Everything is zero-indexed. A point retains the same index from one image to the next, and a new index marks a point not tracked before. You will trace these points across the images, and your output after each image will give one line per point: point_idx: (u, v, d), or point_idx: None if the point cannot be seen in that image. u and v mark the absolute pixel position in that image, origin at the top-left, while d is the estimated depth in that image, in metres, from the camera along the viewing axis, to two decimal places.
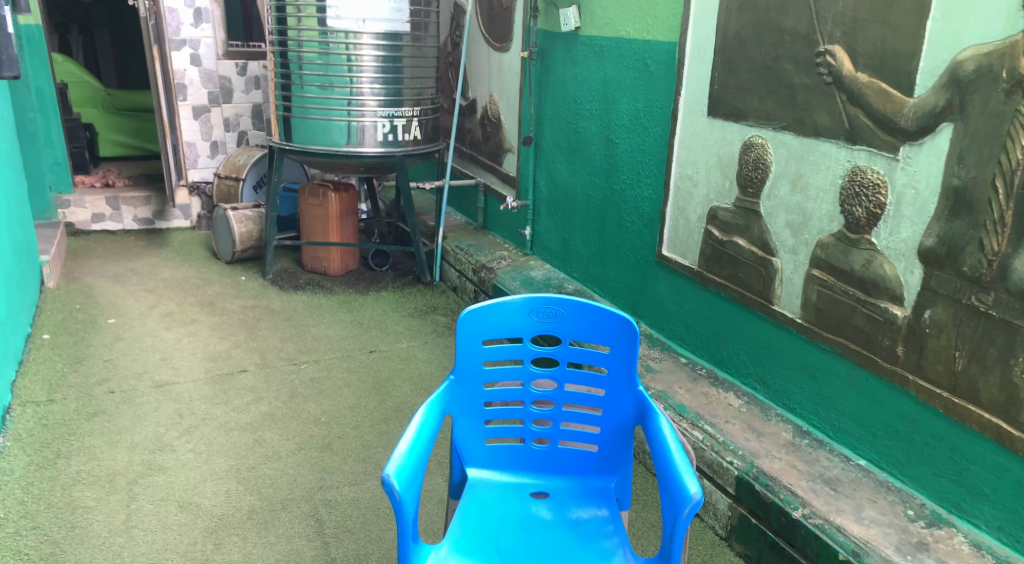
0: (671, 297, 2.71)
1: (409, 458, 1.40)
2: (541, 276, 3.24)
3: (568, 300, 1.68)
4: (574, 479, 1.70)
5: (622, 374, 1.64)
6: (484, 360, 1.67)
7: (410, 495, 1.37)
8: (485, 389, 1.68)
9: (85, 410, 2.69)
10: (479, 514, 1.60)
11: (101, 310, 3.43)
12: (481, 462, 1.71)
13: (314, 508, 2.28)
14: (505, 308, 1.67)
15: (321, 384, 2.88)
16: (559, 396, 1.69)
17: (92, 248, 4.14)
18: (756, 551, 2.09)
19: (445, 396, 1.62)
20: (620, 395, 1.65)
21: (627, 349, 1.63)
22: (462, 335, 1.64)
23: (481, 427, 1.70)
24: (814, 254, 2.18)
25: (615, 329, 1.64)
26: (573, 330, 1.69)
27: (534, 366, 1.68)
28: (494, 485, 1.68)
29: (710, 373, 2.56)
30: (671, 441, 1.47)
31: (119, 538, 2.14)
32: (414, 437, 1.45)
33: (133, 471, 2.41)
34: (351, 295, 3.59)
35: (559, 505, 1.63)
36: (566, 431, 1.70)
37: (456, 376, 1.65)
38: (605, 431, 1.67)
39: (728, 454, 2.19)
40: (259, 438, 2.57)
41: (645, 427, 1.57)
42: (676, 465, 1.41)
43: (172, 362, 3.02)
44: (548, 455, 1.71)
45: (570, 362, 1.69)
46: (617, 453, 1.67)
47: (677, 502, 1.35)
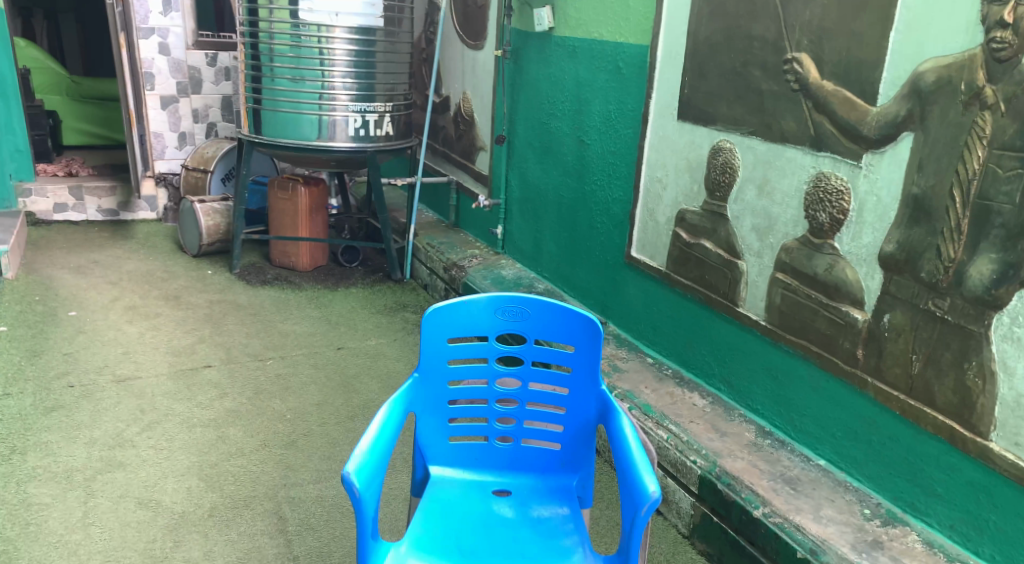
0: (639, 298, 2.73)
1: (370, 458, 1.39)
2: (511, 275, 3.24)
3: (534, 299, 1.68)
4: (537, 477, 1.71)
5: (586, 373, 1.65)
6: (449, 358, 1.67)
7: (371, 493, 1.36)
8: (448, 387, 1.68)
9: (43, 405, 2.64)
10: (441, 511, 1.59)
11: (62, 303, 3.37)
12: (444, 459, 1.71)
13: (277, 505, 2.26)
14: (470, 307, 1.67)
15: (287, 380, 2.86)
16: (523, 395, 1.69)
17: (54, 239, 4.07)
18: (718, 549, 2.12)
19: (409, 394, 1.61)
20: (584, 394, 1.66)
21: (591, 349, 1.63)
22: (427, 333, 1.64)
23: (444, 425, 1.70)
24: (779, 257, 2.20)
25: (580, 329, 1.65)
26: (538, 329, 1.69)
27: (498, 365, 1.68)
28: (456, 482, 1.68)
29: (676, 374, 2.58)
30: (633, 440, 1.48)
31: (74, 535, 2.11)
32: (376, 436, 1.44)
33: (91, 467, 2.37)
34: (320, 291, 3.56)
35: (520, 503, 1.64)
36: (530, 430, 1.70)
37: (420, 374, 1.64)
38: (568, 430, 1.68)
39: (692, 453, 2.22)
40: (223, 435, 2.55)
41: (607, 425, 1.58)
42: (636, 463, 1.42)
43: (134, 357, 2.98)
44: (511, 454, 1.71)
45: (535, 361, 1.69)
46: (580, 452, 1.68)
47: (636, 500, 1.36)
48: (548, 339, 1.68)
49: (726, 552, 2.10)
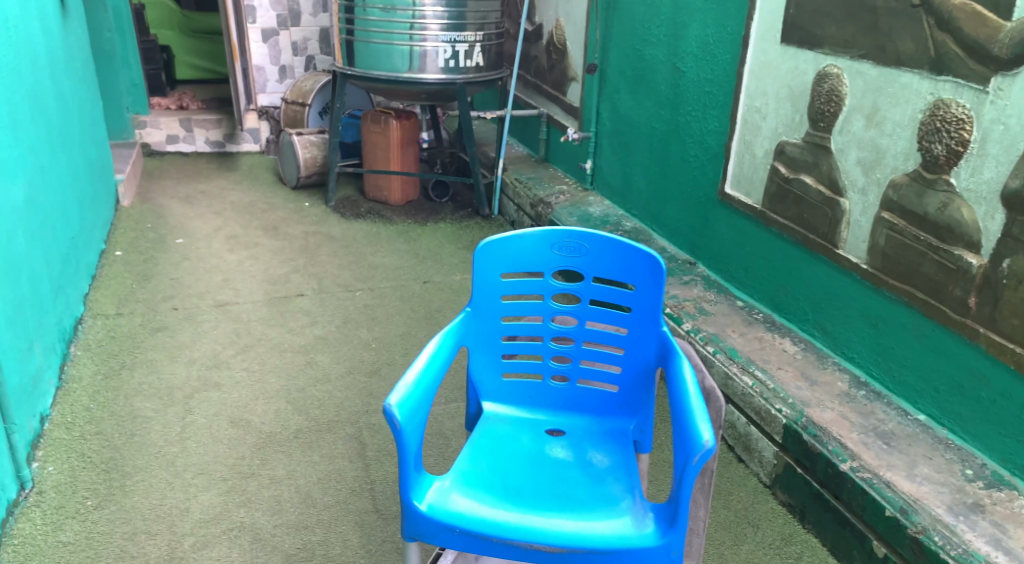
0: (731, 237, 2.61)
1: (415, 390, 1.37)
2: (599, 213, 3.16)
3: (592, 235, 1.61)
4: (594, 419, 1.66)
5: (646, 314, 1.57)
6: (502, 293, 1.63)
7: (413, 426, 1.35)
8: (502, 323, 1.64)
9: (150, 325, 2.77)
10: (490, 446, 1.57)
11: (171, 230, 3.52)
12: (497, 396, 1.68)
13: (358, 431, 2.31)
14: (524, 242, 1.62)
15: (374, 311, 2.90)
16: (580, 334, 1.64)
17: (166, 170, 4.24)
18: (801, 502, 2.06)
19: (460, 328, 1.59)
20: (644, 336, 1.59)
21: (652, 290, 1.56)
22: (479, 268, 1.60)
23: (498, 361, 1.66)
24: (885, 195, 2.04)
25: (641, 268, 1.57)
26: (597, 266, 1.62)
27: (553, 302, 1.63)
28: (509, 419, 1.65)
29: (766, 318, 2.47)
30: (691, 386, 1.40)
31: (173, 448, 2.22)
32: (422, 369, 1.42)
33: (190, 386, 2.48)
34: (410, 225, 3.58)
35: (573, 443, 1.60)
36: (586, 370, 1.65)
37: (472, 308, 1.61)
38: (626, 372, 1.62)
39: (777, 401, 2.13)
40: (311, 360, 2.62)
41: (667, 367, 1.51)
42: (692, 411, 1.34)
43: (233, 283, 3.08)
44: (566, 393, 1.67)
45: (593, 300, 1.63)
46: (638, 395, 1.62)
47: (687, 448, 1.29)
48: (608, 277, 1.61)
49: (809, 504, 2.03)
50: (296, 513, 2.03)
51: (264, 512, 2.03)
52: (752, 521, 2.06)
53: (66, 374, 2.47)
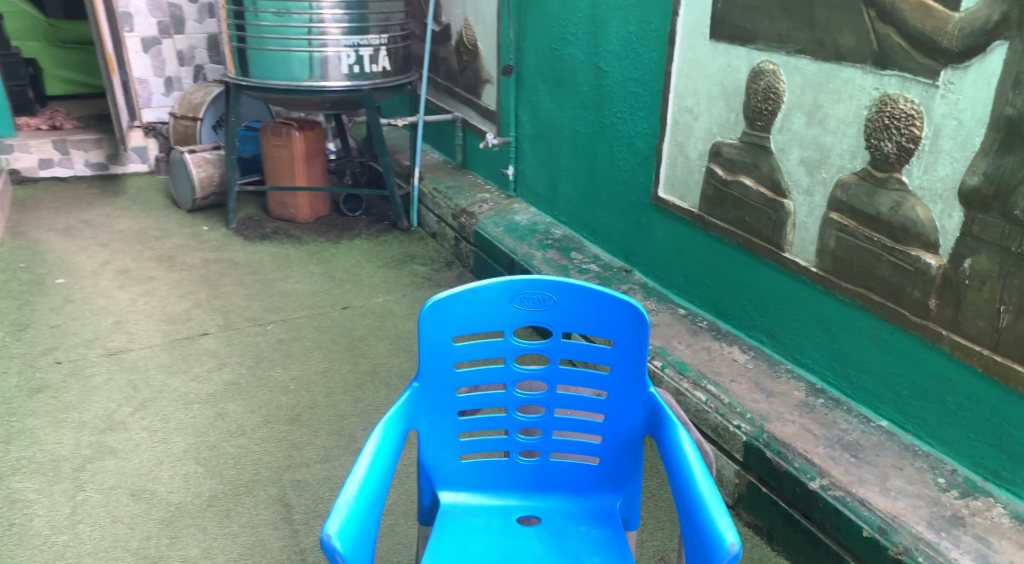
0: (668, 243, 2.46)
1: (356, 508, 1.14)
2: (525, 222, 2.99)
3: (558, 284, 1.42)
4: (571, 497, 1.48)
5: (628, 373, 1.40)
6: (455, 361, 1.42)
7: (361, 554, 1.12)
8: (459, 396, 1.44)
9: (28, 385, 2.47)
10: (457, 550, 1.36)
11: (50, 269, 3.16)
12: (455, 482, 1.47)
13: (281, 491, 2.08)
14: (479, 295, 1.41)
15: (289, 346, 2.64)
16: (550, 401, 1.45)
17: (41, 198, 3.84)
18: (767, 522, 1.91)
19: (408, 410, 1.37)
20: (626, 399, 1.41)
21: (635, 346, 1.38)
22: (426, 333, 1.38)
23: (455, 441, 1.46)
24: (832, 195, 1.92)
25: (620, 319, 1.39)
26: (565, 320, 1.44)
27: (517, 366, 1.44)
28: (473, 509, 1.45)
29: (711, 326, 2.32)
30: (699, 468, 1.20)
31: (62, 536, 1.97)
32: (364, 477, 1.19)
33: (79, 456, 2.21)
34: (322, 245, 3.32)
35: (552, 533, 1.41)
36: (559, 442, 1.47)
37: (420, 383, 1.40)
38: (608, 442, 1.44)
39: (735, 417, 1.96)
40: (221, 412, 2.35)
41: (658, 437, 1.34)
42: (707, 504, 1.14)
43: (125, 327, 2.78)
44: (538, 471, 1.48)
45: (563, 359, 1.44)
46: (623, 467, 1.44)
47: (709, 554, 1.09)
48: (581, 332, 1.43)
49: (777, 525, 1.88)
50: None
51: None
52: None
53: None
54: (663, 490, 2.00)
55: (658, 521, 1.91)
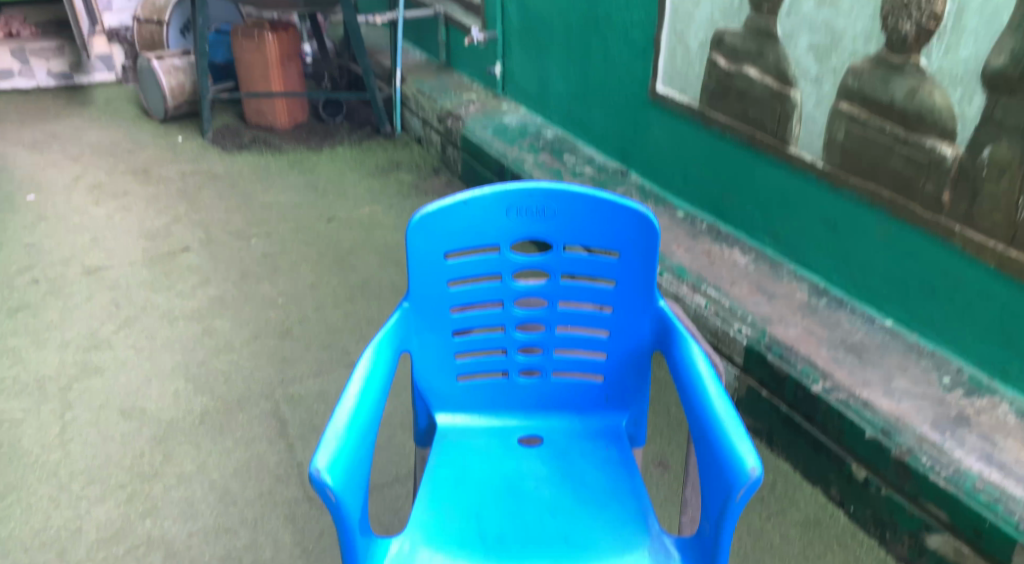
0: (666, 142, 2.36)
1: (349, 439, 1.03)
2: (515, 123, 2.87)
3: (558, 191, 1.27)
4: (574, 417, 1.38)
5: (635, 287, 1.28)
6: (447, 278, 1.29)
7: (353, 488, 1.00)
8: (453, 315, 1.32)
9: (6, 305, 2.40)
10: (455, 474, 1.27)
11: (20, 185, 3.03)
12: (452, 404, 1.37)
13: (275, 406, 2.03)
14: (471, 206, 1.27)
15: (274, 260, 2.54)
16: (551, 317, 1.34)
17: (4, 111, 3.66)
18: (768, 426, 1.89)
19: (399, 332, 1.26)
20: (633, 313, 1.30)
21: (643, 257, 1.26)
22: (414, 248, 1.25)
23: (450, 362, 1.35)
24: (842, 83, 1.81)
25: (627, 228, 1.26)
26: (566, 231, 1.29)
27: (514, 281, 1.31)
28: (472, 431, 1.36)
29: (711, 228, 2.25)
30: (713, 387, 1.12)
31: (53, 455, 1.93)
32: (355, 407, 1.07)
33: (65, 374, 2.15)
34: (302, 153, 3.18)
35: (555, 454, 1.32)
36: (561, 360, 1.36)
37: (410, 303, 1.27)
38: (612, 359, 1.34)
39: (735, 321, 1.91)
40: (209, 327, 2.28)
41: (670, 354, 1.24)
42: (724, 425, 1.06)
43: (103, 243, 2.67)
44: (539, 390, 1.37)
45: (564, 273, 1.32)
46: (630, 385, 1.34)
47: (728, 479, 1.00)
48: (584, 244, 1.29)
49: (778, 429, 1.86)
50: (214, 516, 1.77)
51: (175, 520, 1.77)
52: None
53: None
54: (662, 396, 1.97)
55: (658, 427, 1.88)
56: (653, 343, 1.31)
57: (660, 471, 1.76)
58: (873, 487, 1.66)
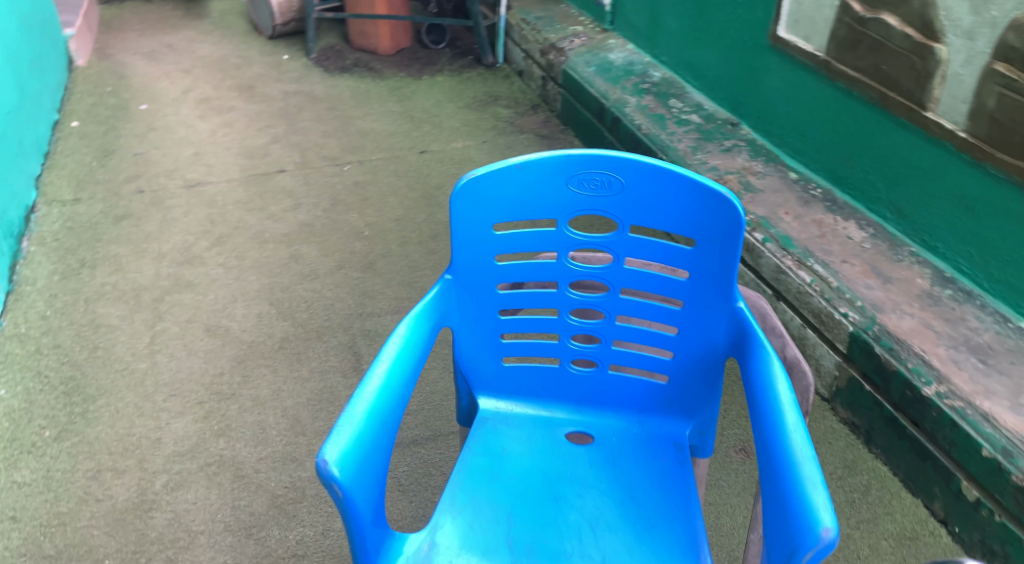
0: (784, 94, 2.17)
1: (364, 429, 0.99)
2: (622, 62, 2.72)
3: (627, 163, 1.17)
4: (630, 417, 1.30)
5: (708, 280, 1.18)
6: (495, 252, 1.23)
7: (364, 483, 0.97)
8: (499, 292, 1.26)
9: (112, 213, 2.48)
10: (491, 466, 1.22)
11: (134, 94, 3.11)
12: (494, 388, 1.32)
13: (351, 339, 2.04)
14: (527, 174, 1.19)
15: (364, 189, 2.53)
16: (611, 305, 1.25)
17: (125, 19, 3.75)
18: (867, 423, 1.76)
19: (438, 307, 1.22)
20: (706, 310, 1.20)
21: (723, 249, 1.16)
22: (457, 216, 1.20)
23: (495, 343, 1.29)
24: (1001, 39, 1.60)
25: (708, 213, 1.16)
26: (633, 210, 1.20)
27: (572, 263, 1.24)
28: (515, 420, 1.30)
29: (826, 195, 2.07)
30: (793, 417, 1.02)
31: (142, 364, 2.00)
32: (375, 393, 1.04)
33: (159, 287, 2.22)
34: (402, 80, 3.13)
35: (605, 457, 1.25)
36: (619, 354, 1.27)
37: (452, 276, 1.23)
38: (678, 359, 1.24)
39: (842, 304, 1.77)
40: (296, 254, 2.30)
41: (746, 366, 1.14)
42: (799, 467, 0.96)
43: (205, 159, 2.72)
44: (592, 382, 1.29)
45: (630, 258, 1.23)
46: (694, 388, 1.25)
47: (797, 535, 0.91)
48: (654, 228, 1.20)
49: (878, 427, 1.73)
50: (283, 443, 1.81)
51: (247, 443, 1.81)
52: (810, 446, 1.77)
53: (18, 275, 2.25)
54: None
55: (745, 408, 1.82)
56: (727, 348, 1.20)
57: (740, 458, 1.71)
58: (985, 510, 1.52)
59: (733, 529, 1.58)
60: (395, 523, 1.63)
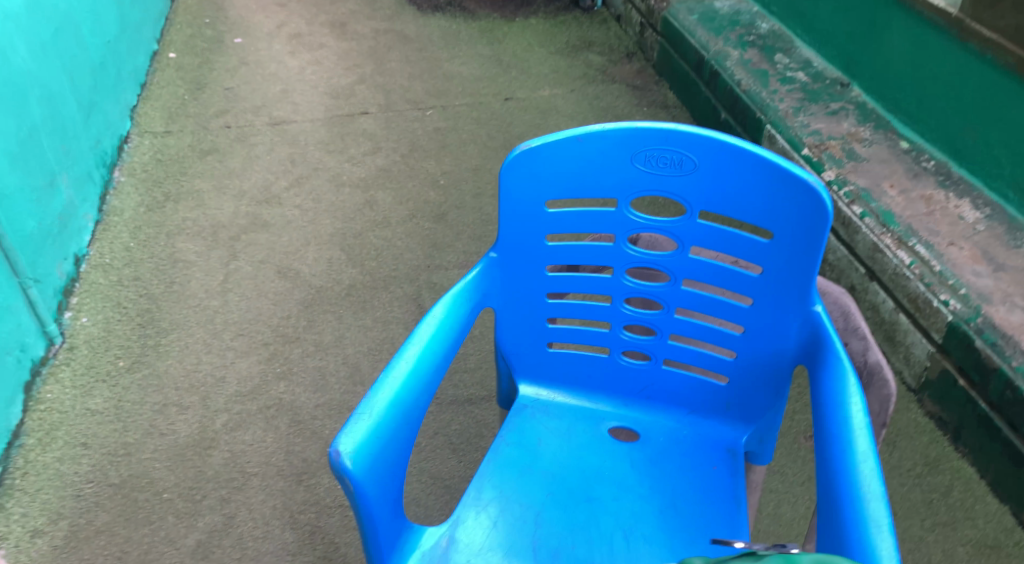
0: (904, 55, 1.96)
1: (385, 419, 0.96)
2: (727, 11, 2.53)
3: (701, 141, 1.06)
4: (680, 415, 1.23)
5: (783, 278, 1.08)
6: (546, 232, 1.16)
7: (378, 475, 0.94)
8: (548, 275, 1.19)
9: (199, 147, 2.51)
10: (525, 457, 1.18)
11: (231, 27, 3.12)
12: (536, 375, 1.27)
13: (417, 292, 2.01)
14: (587, 149, 1.10)
15: (445, 137, 2.48)
16: (671, 297, 1.16)
17: None
18: (956, 420, 1.60)
19: (479, 286, 1.17)
20: (777, 310, 1.11)
21: (804, 243, 1.05)
22: (507, 192, 1.13)
23: (541, 328, 1.23)
24: None
25: (793, 204, 1.04)
26: (702, 195, 1.09)
27: (629, 247, 1.14)
28: (556, 410, 1.25)
29: (940, 168, 1.87)
30: (865, 445, 0.92)
31: (213, 302, 2.02)
32: (401, 382, 1.00)
33: (236, 225, 2.23)
34: (494, 22, 3.03)
35: (648, 457, 1.18)
36: (675, 349, 1.19)
37: (497, 255, 1.17)
38: (741, 360, 1.16)
39: (942, 290, 1.61)
40: (371, 199, 2.28)
41: (816, 378, 1.05)
42: (867, 506, 0.87)
43: (292, 97, 2.71)
44: (642, 376, 1.22)
45: (695, 246, 1.13)
46: (755, 391, 1.17)
47: None
48: (725, 215, 1.09)
49: (968, 425, 1.58)
50: (341, 392, 1.81)
51: (306, 389, 1.82)
52: (890, 440, 1.63)
53: (107, 206, 2.29)
54: None
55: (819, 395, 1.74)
56: (796, 354, 1.12)
57: (809, 446, 1.63)
58: None
59: (793, 520, 1.51)
60: (442, 482, 1.60)
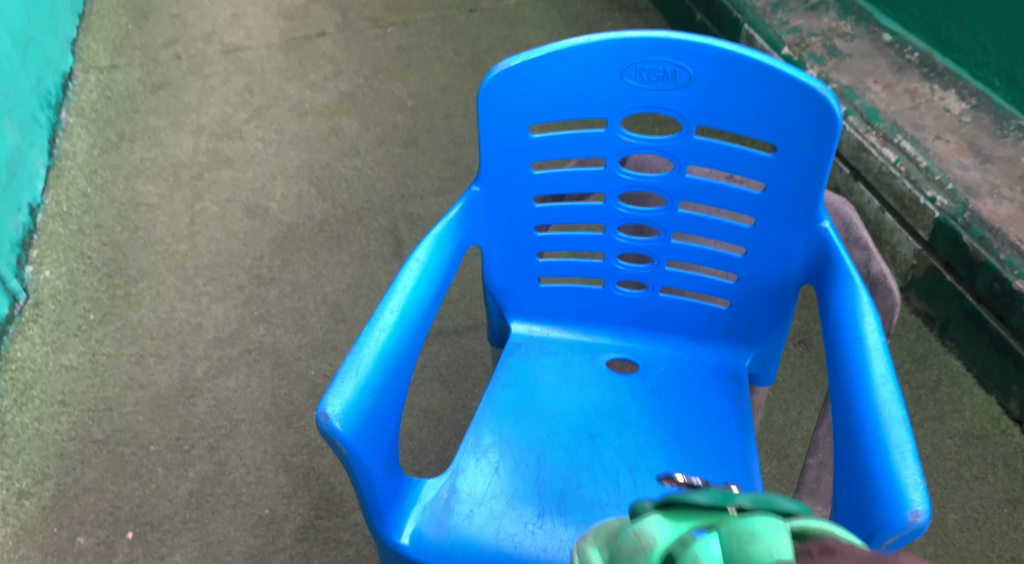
0: None
1: (373, 372, 0.92)
2: None
3: (696, 51, 0.99)
4: (679, 341, 1.20)
5: (786, 194, 1.04)
6: (531, 160, 1.09)
7: (371, 432, 0.90)
8: (536, 207, 1.13)
9: (150, 81, 2.38)
10: (524, 398, 1.14)
11: None
12: (527, 311, 1.23)
13: (393, 223, 1.94)
14: (573, 65, 1.02)
15: (408, 56, 2.36)
16: (667, 221, 1.11)
17: None
18: (943, 315, 1.59)
19: (464, 224, 1.11)
20: (779, 228, 1.06)
21: (809, 155, 1.00)
22: (486, 120, 1.06)
23: (531, 262, 1.18)
24: None
25: (797, 115, 0.99)
26: (699, 110, 1.03)
27: (621, 171, 1.08)
28: (551, 346, 1.21)
29: (924, 60, 1.81)
30: (882, 367, 0.89)
31: (181, 246, 1.94)
32: (386, 332, 0.95)
33: (197, 163, 2.13)
34: None
35: (650, 388, 1.16)
36: (672, 275, 1.15)
37: (480, 188, 1.10)
38: (742, 282, 1.12)
39: (929, 186, 1.57)
40: (336, 127, 2.18)
41: (826, 299, 1.01)
42: (889, 431, 0.83)
43: (243, 22, 2.56)
44: (639, 304, 1.19)
45: (692, 166, 1.07)
46: (756, 312, 1.14)
47: (878, 511, 0.79)
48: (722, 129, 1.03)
49: (955, 320, 1.57)
50: (323, 330, 1.76)
51: (287, 330, 1.77)
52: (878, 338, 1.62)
53: (57, 150, 2.18)
54: None
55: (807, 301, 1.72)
56: (800, 272, 1.08)
57: (799, 351, 1.62)
58: None
59: (784, 426, 1.51)
60: (435, 415, 1.57)
